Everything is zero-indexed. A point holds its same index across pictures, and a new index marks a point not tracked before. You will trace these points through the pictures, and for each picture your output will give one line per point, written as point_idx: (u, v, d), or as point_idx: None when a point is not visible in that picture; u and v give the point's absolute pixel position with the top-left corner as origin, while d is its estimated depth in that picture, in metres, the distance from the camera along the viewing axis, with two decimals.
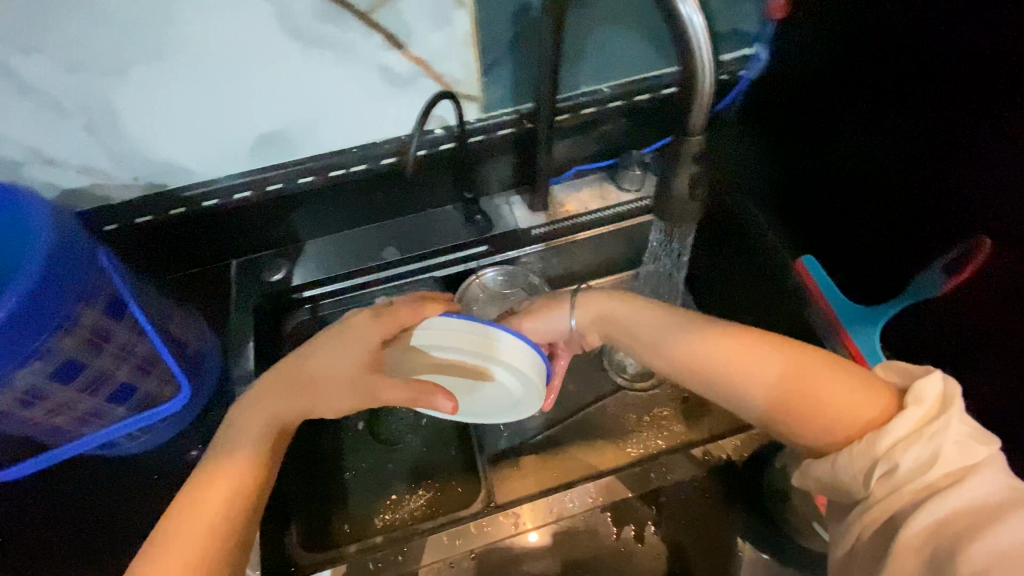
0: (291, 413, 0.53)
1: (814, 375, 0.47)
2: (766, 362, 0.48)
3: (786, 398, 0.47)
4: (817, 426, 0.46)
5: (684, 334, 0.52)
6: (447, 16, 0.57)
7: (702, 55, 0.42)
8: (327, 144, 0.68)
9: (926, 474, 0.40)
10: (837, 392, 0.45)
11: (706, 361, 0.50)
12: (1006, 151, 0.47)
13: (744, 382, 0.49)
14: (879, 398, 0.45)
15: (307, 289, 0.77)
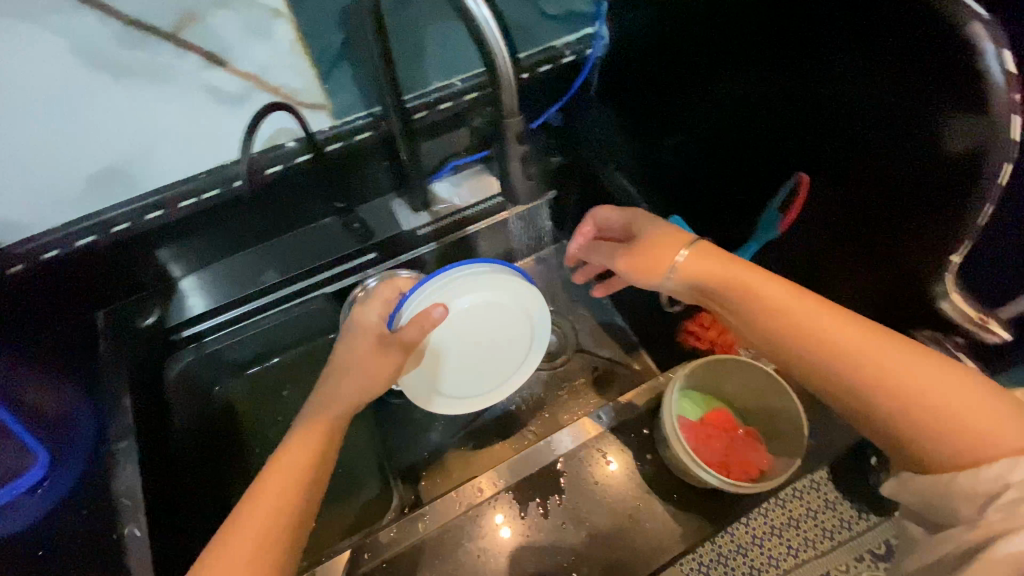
0: (363, 393, 0.55)
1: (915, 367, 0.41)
2: (884, 353, 0.42)
3: (934, 414, 0.40)
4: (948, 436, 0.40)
5: (833, 315, 0.44)
6: (266, 27, 0.57)
7: (497, 40, 0.43)
8: (171, 173, 0.66)
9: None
10: (946, 388, 0.40)
11: (837, 339, 0.43)
12: (812, 91, 0.52)
13: (838, 359, 0.43)
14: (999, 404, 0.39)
15: (187, 327, 0.74)
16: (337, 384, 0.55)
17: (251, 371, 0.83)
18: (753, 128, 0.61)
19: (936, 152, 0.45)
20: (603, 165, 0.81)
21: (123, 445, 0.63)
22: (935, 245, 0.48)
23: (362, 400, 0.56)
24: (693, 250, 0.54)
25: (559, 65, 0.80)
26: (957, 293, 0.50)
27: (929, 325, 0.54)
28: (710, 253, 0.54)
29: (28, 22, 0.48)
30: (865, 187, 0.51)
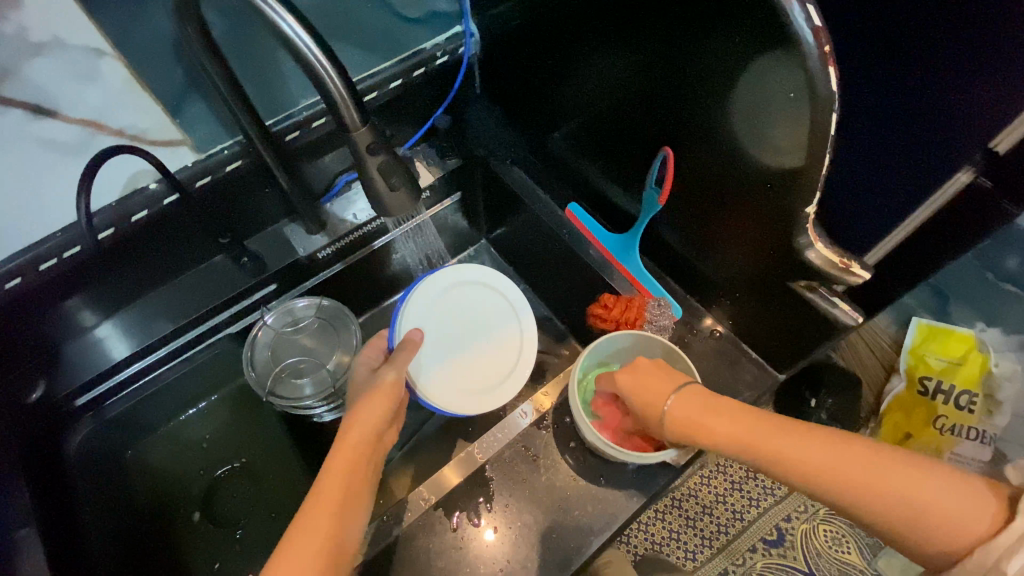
0: (382, 416, 0.58)
1: (901, 497, 0.42)
2: (887, 485, 0.42)
3: (924, 518, 0.42)
4: (930, 543, 0.42)
5: (806, 448, 0.45)
6: (92, 68, 0.55)
7: (320, 62, 0.42)
8: (21, 234, 0.57)
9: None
10: (957, 504, 0.41)
11: (820, 484, 0.44)
12: (661, 67, 0.53)
13: (869, 502, 0.43)
14: (976, 507, 0.41)
15: (82, 395, 0.70)
16: (357, 413, 0.58)
17: (166, 427, 0.78)
18: (622, 107, 0.62)
19: (776, 114, 0.46)
20: (497, 162, 0.83)
21: (24, 532, 0.57)
22: (791, 199, 0.50)
23: (380, 424, 0.58)
24: (678, 398, 0.55)
25: (434, 67, 0.76)
26: (819, 242, 0.52)
27: (804, 277, 0.55)
28: (693, 403, 0.54)
29: None
30: (723, 144, 0.53)
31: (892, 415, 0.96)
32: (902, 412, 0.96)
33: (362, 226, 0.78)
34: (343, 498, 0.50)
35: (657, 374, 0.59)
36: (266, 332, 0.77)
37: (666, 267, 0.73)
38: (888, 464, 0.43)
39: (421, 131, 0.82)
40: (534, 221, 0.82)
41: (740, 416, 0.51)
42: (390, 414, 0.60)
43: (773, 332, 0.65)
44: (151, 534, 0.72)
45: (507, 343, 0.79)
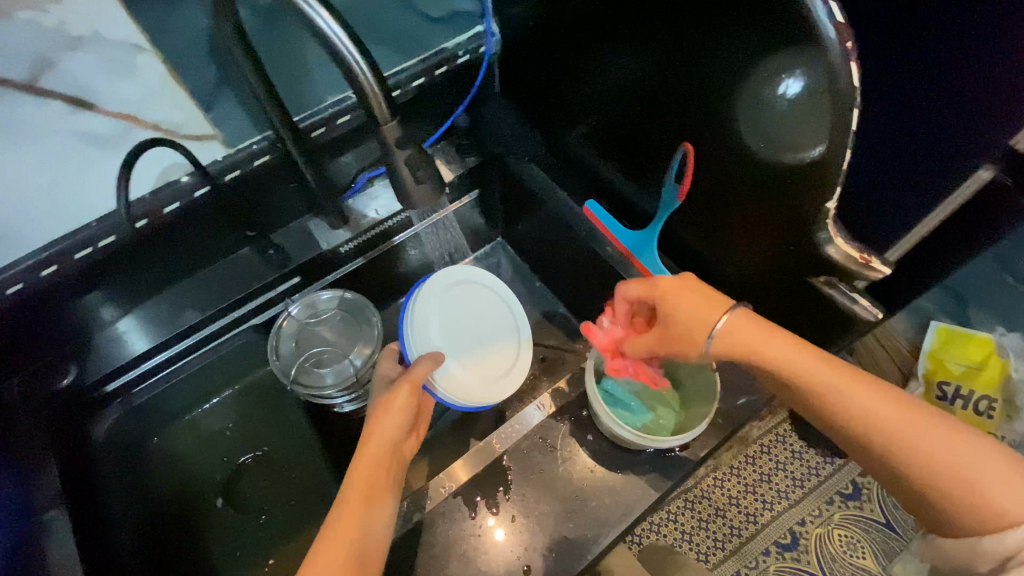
0: (403, 418, 0.60)
1: (949, 452, 0.43)
2: (934, 437, 0.44)
3: (952, 479, 0.43)
4: (961, 504, 0.44)
5: (863, 392, 0.46)
6: (129, 63, 0.54)
7: (353, 58, 0.44)
8: (60, 223, 0.60)
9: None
10: (996, 473, 0.43)
11: (867, 414, 0.45)
12: (679, 63, 0.54)
13: (912, 447, 0.44)
14: (1020, 479, 0.42)
15: (109, 382, 0.73)
16: (378, 414, 0.60)
17: (188, 418, 0.79)
18: (638, 104, 0.62)
19: (793, 109, 0.46)
20: (514, 160, 0.82)
21: (54, 514, 0.60)
22: (809, 195, 0.50)
23: (395, 438, 0.59)
24: (736, 316, 0.52)
25: (455, 65, 0.79)
26: (840, 237, 0.52)
27: (823, 272, 0.56)
28: (744, 322, 0.51)
29: None
30: (735, 143, 0.54)
31: None
32: None
33: (385, 220, 0.79)
34: (367, 497, 0.53)
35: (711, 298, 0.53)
36: (291, 323, 0.79)
37: (683, 264, 0.73)
38: (934, 422, 0.44)
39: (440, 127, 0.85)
40: (551, 218, 0.82)
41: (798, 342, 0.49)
42: (404, 425, 0.61)
43: (791, 328, 0.65)
44: (175, 520, 0.74)
45: (502, 345, 0.78)
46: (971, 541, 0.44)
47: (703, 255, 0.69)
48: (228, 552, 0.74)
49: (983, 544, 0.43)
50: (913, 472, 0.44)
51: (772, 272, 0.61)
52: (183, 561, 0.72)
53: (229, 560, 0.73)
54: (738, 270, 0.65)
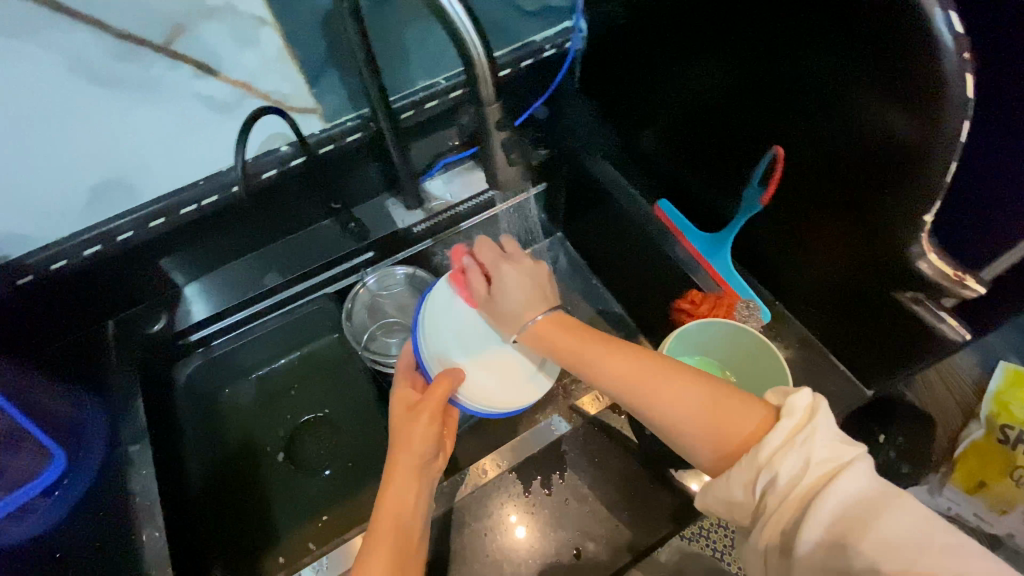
0: (427, 446, 0.59)
1: (681, 389, 0.49)
2: (681, 387, 0.49)
3: (691, 418, 0.48)
4: (700, 446, 0.48)
5: (600, 356, 0.55)
6: (253, 35, 0.60)
7: (471, 37, 0.46)
8: (171, 181, 0.67)
9: (803, 480, 0.41)
10: (739, 411, 0.46)
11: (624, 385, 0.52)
12: (782, 64, 0.54)
13: (662, 397, 0.49)
14: (754, 409, 0.46)
15: (193, 332, 0.76)
16: (400, 439, 0.59)
17: (256, 374, 0.84)
18: (729, 104, 0.62)
19: (899, 119, 0.46)
20: (587, 156, 0.84)
21: (134, 448, 0.65)
22: (906, 207, 0.50)
23: (421, 462, 0.58)
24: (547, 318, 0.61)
25: (541, 59, 0.82)
26: (933, 252, 0.51)
27: (912, 287, 0.54)
28: (560, 320, 0.61)
29: (22, 40, 0.51)
30: (836, 148, 0.53)
31: (966, 462, 0.89)
32: (977, 458, 0.89)
33: (460, 203, 0.82)
34: (397, 528, 0.53)
35: (536, 297, 0.63)
36: (366, 292, 0.82)
37: (755, 269, 0.73)
38: (655, 369, 0.52)
39: (524, 114, 0.86)
40: (620, 216, 0.82)
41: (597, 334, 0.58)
42: (430, 448, 0.60)
43: (866, 344, 0.64)
44: (241, 467, 0.78)
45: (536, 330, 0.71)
46: (723, 483, 0.45)
47: (777, 261, 0.69)
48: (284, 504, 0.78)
49: (733, 478, 0.44)
50: (677, 421, 0.49)
51: (855, 285, 0.60)
52: (243, 507, 0.76)
53: (285, 512, 0.77)
54: (817, 279, 0.65)
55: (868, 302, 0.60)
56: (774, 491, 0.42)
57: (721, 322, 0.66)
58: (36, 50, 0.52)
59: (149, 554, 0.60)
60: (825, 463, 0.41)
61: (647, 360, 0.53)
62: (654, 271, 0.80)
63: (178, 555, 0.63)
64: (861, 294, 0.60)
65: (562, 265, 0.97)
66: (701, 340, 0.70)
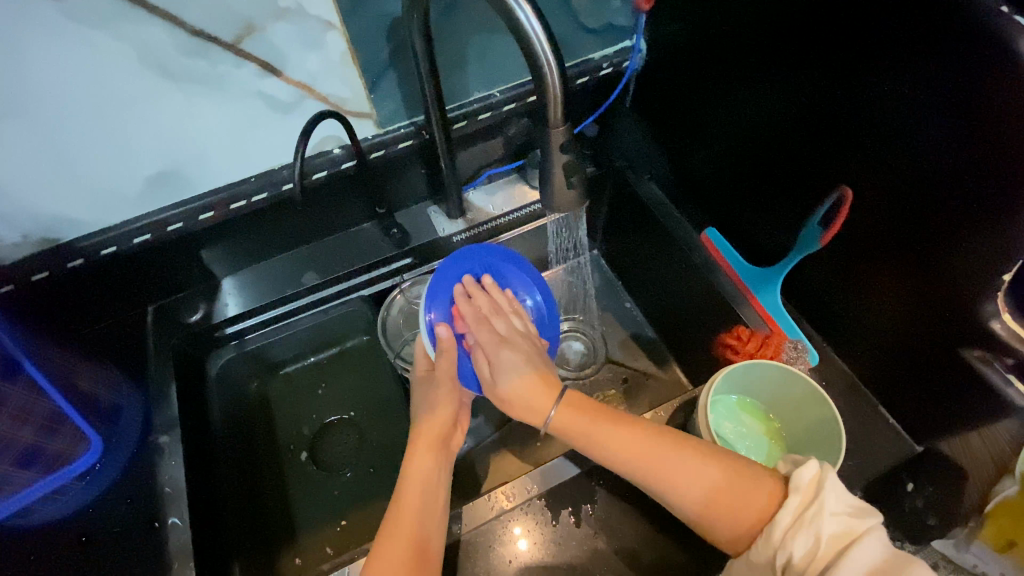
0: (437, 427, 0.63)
1: (705, 478, 0.52)
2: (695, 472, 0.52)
3: (717, 502, 0.51)
4: (723, 523, 0.51)
5: (617, 443, 0.55)
6: (320, 39, 0.61)
7: (546, 56, 0.45)
8: (223, 177, 0.69)
9: (818, 554, 0.45)
10: (749, 488, 0.50)
11: (640, 467, 0.54)
12: (864, 103, 0.52)
13: (673, 483, 0.52)
14: (764, 483, 0.50)
15: (231, 324, 0.76)
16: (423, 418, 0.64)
17: (285, 370, 0.83)
18: (798, 136, 0.61)
19: (985, 169, 0.45)
20: (633, 176, 0.83)
21: (163, 439, 0.65)
22: (982, 260, 0.48)
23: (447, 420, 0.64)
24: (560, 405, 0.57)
25: (597, 77, 0.80)
26: (1008, 312, 0.49)
27: (979, 345, 0.52)
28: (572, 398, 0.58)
29: (100, 30, 0.51)
30: (913, 193, 0.51)
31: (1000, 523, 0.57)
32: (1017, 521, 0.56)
33: (503, 213, 0.81)
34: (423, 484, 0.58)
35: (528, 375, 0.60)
36: (402, 298, 0.81)
37: (796, 302, 0.73)
38: (672, 455, 0.53)
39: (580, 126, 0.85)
40: (664, 239, 0.81)
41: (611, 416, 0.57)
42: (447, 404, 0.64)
43: (920, 397, 0.61)
44: (263, 463, 0.78)
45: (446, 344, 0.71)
46: (746, 558, 0.49)
47: (820, 296, 0.68)
48: (303, 505, 0.76)
49: (754, 556, 0.48)
50: (696, 499, 0.52)
51: (917, 336, 0.58)
52: (263, 503, 0.75)
53: (303, 512, 0.75)
54: (872, 325, 0.63)
55: (926, 354, 0.58)
56: (792, 565, 0.46)
57: (773, 364, 0.64)
58: (112, 41, 0.52)
59: (175, 545, 0.59)
60: (837, 537, 0.45)
61: (661, 437, 0.54)
62: (696, 298, 0.78)
63: (202, 549, 0.62)
64: (921, 345, 0.58)
65: (598, 282, 0.95)
66: (751, 377, 0.67)
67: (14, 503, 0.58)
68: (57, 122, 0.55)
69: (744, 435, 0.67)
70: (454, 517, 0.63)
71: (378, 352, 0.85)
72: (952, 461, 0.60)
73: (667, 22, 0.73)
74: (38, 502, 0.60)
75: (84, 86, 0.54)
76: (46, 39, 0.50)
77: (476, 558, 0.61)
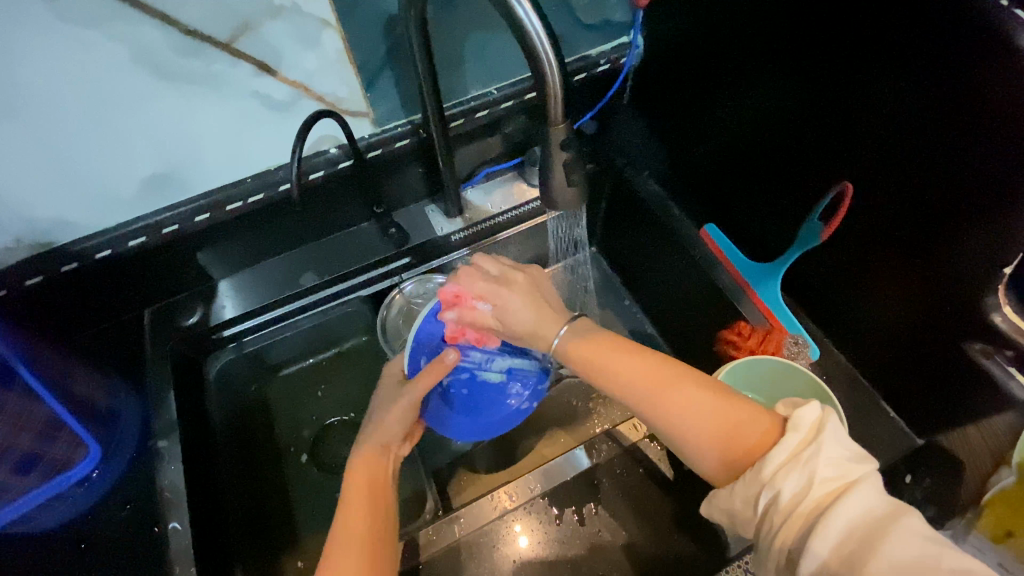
0: (399, 428, 0.61)
1: (700, 409, 0.47)
2: (694, 404, 0.48)
3: (707, 435, 0.46)
4: (709, 453, 0.47)
5: (616, 363, 0.52)
6: (315, 37, 0.60)
7: (547, 52, 0.45)
8: (218, 179, 0.68)
9: (808, 497, 0.41)
10: (744, 422, 0.46)
11: (634, 388, 0.50)
12: (863, 97, 0.52)
13: (669, 409, 0.48)
14: (758, 420, 0.46)
15: (228, 327, 0.76)
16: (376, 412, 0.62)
17: (285, 372, 0.82)
18: (798, 131, 0.60)
19: (985, 163, 0.45)
20: (632, 172, 0.82)
21: (163, 444, 0.64)
22: (984, 255, 0.48)
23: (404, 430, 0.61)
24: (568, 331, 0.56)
25: (595, 73, 0.79)
26: (1009, 305, 0.49)
27: (980, 339, 0.52)
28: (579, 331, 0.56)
29: (90, 29, 0.50)
30: (915, 187, 0.51)
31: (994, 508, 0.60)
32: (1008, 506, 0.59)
33: (502, 212, 0.81)
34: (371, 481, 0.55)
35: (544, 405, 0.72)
36: (402, 299, 0.81)
37: (796, 296, 0.73)
38: (669, 381, 0.49)
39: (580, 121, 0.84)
40: (663, 235, 0.80)
41: (617, 341, 0.54)
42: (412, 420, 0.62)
43: (922, 390, 0.61)
44: (261, 466, 0.77)
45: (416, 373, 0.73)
46: (727, 492, 0.45)
47: (821, 290, 0.68)
48: (305, 508, 0.75)
49: (734, 491, 0.44)
50: (685, 427, 0.47)
51: (919, 329, 0.58)
52: (263, 505, 0.75)
53: (304, 515, 0.75)
54: (874, 319, 0.63)
55: (928, 347, 0.58)
56: (776, 507, 0.42)
57: (772, 359, 0.65)
58: (103, 40, 0.51)
59: (176, 551, 0.59)
60: (829, 482, 0.41)
61: (665, 361, 0.51)
62: (695, 293, 0.78)
63: (202, 555, 0.62)
64: (923, 338, 0.58)
65: (597, 281, 0.95)
66: (751, 374, 0.67)
67: (14, 509, 0.59)
68: (47, 124, 0.54)
69: None
70: (459, 517, 0.62)
71: (377, 352, 0.84)
72: (952, 454, 0.60)
73: (665, 17, 0.73)
74: (37, 508, 0.61)
75: (75, 87, 0.53)
76: (35, 40, 0.49)
77: (480, 558, 0.61)
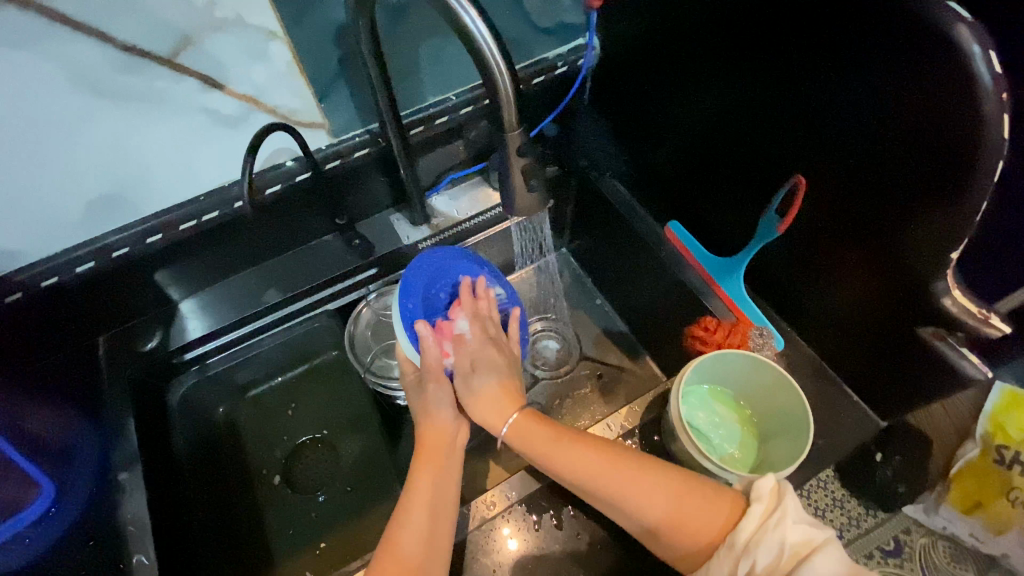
0: (446, 414, 0.61)
1: (671, 494, 0.53)
2: (663, 491, 0.53)
3: (680, 518, 0.51)
4: (685, 536, 0.51)
5: (580, 460, 0.55)
6: (263, 49, 0.59)
7: (496, 59, 0.45)
8: (169, 197, 0.65)
9: (780, 564, 0.47)
10: (708, 500, 0.52)
11: (600, 483, 0.54)
12: (809, 93, 0.53)
13: (641, 499, 0.53)
14: (720, 499, 0.52)
15: (189, 350, 0.73)
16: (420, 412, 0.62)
17: (253, 393, 0.81)
18: (751, 127, 0.62)
19: (925, 153, 0.46)
20: (596, 174, 0.83)
21: (124, 476, 0.62)
22: (932, 241, 0.50)
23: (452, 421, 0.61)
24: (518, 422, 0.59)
25: (553, 76, 0.79)
26: (957, 289, 0.51)
27: (932, 323, 0.54)
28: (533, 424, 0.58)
29: (21, 49, 0.48)
30: (863, 178, 0.53)
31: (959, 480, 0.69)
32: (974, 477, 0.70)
33: (467, 218, 0.80)
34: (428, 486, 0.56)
35: (506, 380, 0.61)
36: (369, 310, 0.79)
37: (762, 288, 0.73)
38: (634, 472, 0.54)
39: (536, 127, 0.84)
40: (629, 234, 0.81)
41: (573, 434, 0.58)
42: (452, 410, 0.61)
43: (884, 375, 0.63)
44: (231, 490, 0.75)
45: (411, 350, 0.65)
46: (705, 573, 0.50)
47: (780, 279, 0.70)
48: (279, 531, 0.73)
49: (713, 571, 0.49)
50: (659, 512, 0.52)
51: (876, 316, 0.59)
52: (236, 531, 0.72)
53: (279, 538, 0.73)
54: (833, 307, 0.64)
55: (885, 332, 0.60)
56: None
57: (743, 354, 0.65)
58: (36, 59, 0.49)
59: None
60: (798, 546, 0.47)
61: (625, 451, 0.56)
62: (663, 290, 0.79)
63: None
64: (880, 324, 0.60)
65: (569, 283, 0.95)
66: (719, 367, 0.68)
67: None
68: None
69: (717, 425, 0.68)
70: None
71: (348, 367, 0.83)
72: None
73: (619, 18, 0.73)
74: None
75: (7, 110, 0.51)
76: None
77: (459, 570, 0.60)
